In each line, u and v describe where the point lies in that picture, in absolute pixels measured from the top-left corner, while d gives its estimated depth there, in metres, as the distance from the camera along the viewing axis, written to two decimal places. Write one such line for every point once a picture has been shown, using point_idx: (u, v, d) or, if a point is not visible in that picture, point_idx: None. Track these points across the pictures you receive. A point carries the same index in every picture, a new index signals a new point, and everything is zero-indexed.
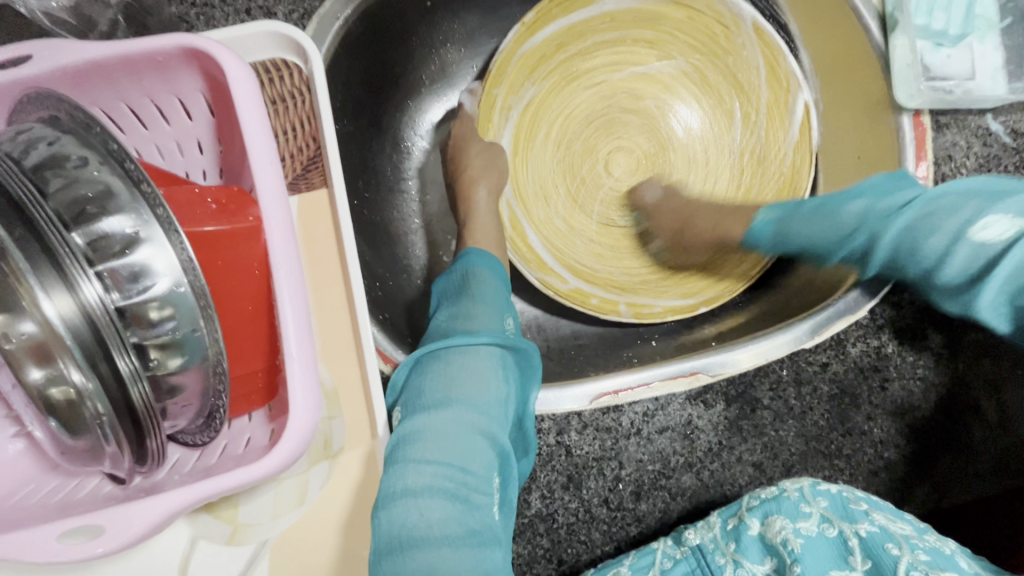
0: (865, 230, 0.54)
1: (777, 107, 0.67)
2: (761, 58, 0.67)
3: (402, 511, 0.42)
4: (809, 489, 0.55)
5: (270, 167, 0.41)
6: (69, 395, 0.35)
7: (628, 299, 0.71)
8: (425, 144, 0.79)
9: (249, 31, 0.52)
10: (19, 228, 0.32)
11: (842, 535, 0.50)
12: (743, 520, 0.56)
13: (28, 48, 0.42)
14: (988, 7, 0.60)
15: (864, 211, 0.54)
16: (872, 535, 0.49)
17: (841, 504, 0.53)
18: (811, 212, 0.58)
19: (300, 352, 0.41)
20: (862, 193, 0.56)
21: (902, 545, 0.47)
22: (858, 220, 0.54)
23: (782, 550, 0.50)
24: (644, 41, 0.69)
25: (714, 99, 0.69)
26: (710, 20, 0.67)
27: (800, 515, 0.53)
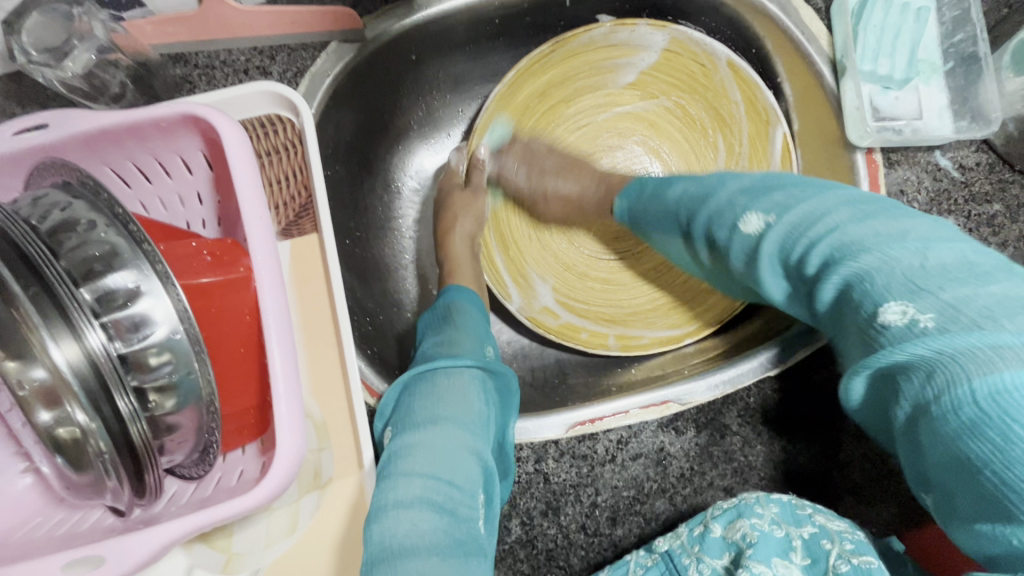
0: (731, 244, 0.50)
1: (759, 136, 0.71)
2: (738, 93, 0.71)
3: (394, 523, 0.45)
4: (764, 495, 0.55)
5: (259, 222, 0.45)
6: (74, 434, 0.39)
7: (618, 330, 0.74)
8: (413, 183, 0.84)
9: (245, 91, 0.57)
10: (34, 285, 0.36)
11: (789, 535, 0.51)
12: (708, 525, 0.56)
13: (45, 118, 0.47)
14: (931, 52, 0.64)
15: (755, 221, 0.48)
16: (813, 535, 0.51)
17: (791, 509, 0.54)
18: (650, 192, 0.61)
19: (287, 390, 0.44)
20: (747, 192, 0.50)
21: (834, 539, 0.49)
22: (725, 232, 0.50)
23: (740, 543, 0.51)
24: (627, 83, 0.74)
25: (698, 132, 0.74)
26: (686, 60, 0.72)
27: (754, 513, 0.53)
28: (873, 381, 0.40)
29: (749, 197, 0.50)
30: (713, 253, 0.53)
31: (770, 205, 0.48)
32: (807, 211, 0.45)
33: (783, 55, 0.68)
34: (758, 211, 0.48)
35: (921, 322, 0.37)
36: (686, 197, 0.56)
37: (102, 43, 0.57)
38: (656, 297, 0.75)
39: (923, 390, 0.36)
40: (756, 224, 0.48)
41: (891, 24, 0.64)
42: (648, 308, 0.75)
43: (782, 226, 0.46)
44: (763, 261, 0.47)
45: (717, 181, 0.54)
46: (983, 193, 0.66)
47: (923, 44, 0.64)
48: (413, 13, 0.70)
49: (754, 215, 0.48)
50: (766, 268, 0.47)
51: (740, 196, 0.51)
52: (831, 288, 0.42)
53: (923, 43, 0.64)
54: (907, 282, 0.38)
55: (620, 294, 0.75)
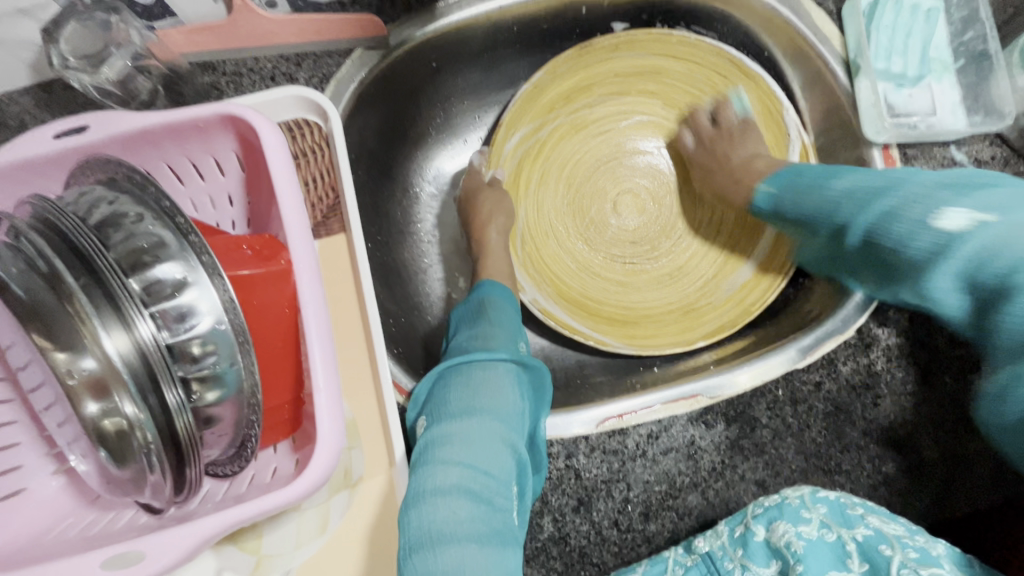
0: (915, 237, 0.51)
1: (778, 145, 0.73)
2: (756, 103, 0.74)
3: (432, 509, 0.45)
4: (809, 496, 0.57)
5: (298, 216, 0.46)
6: (119, 426, 0.39)
7: (631, 330, 0.75)
8: (432, 189, 0.85)
9: (274, 96, 0.58)
10: (85, 276, 0.37)
11: (841, 539, 0.55)
12: (749, 526, 0.57)
13: (85, 120, 0.48)
14: (942, 51, 0.66)
15: (960, 217, 0.49)
16: (869, 538, 0.54)
17: (840, 509, 0.56)
18: (808, 183, 0.62)
19: (327, 382, 0.44)
20: (948, 188, 0.52)
21: (894, 544, 0.53)
22: (906, 227, 0.52)
23: (788, 554, 0.54)
24: (649, 91, 0.76)
25: (715, 143, 0.76)
26: (709, 70, 0.74)
27: (802, 520, 0.55)
28: None
29: (954, 191, 0.51)
30: (870, 257, 0.56)
31: (979, 201, 0.49)
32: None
33: (798, 64, 0.71)
34: (964, 206, 0.49)
35: None
36: (854, 192, 0.57)
37: (137, 51, 0.58)
38: (668, 301, 0.76)
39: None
40: (958, 221, 0.49)
41: (902, 24, 0.66)
42: (663, 311, 0.76)
43: (983, 233, 0.48)
44: (947, 266, 0.49)
45: (896, 179, 0.55)
46: None
47: (934, 43, 0.66)
48: (435, 20, 0.71)
49: (957, 211, 0.49)
50: (945, 275, 0.49)
51: (941, 189, 0.52)
52: None
53: (934, 43, 0.66)
54: None
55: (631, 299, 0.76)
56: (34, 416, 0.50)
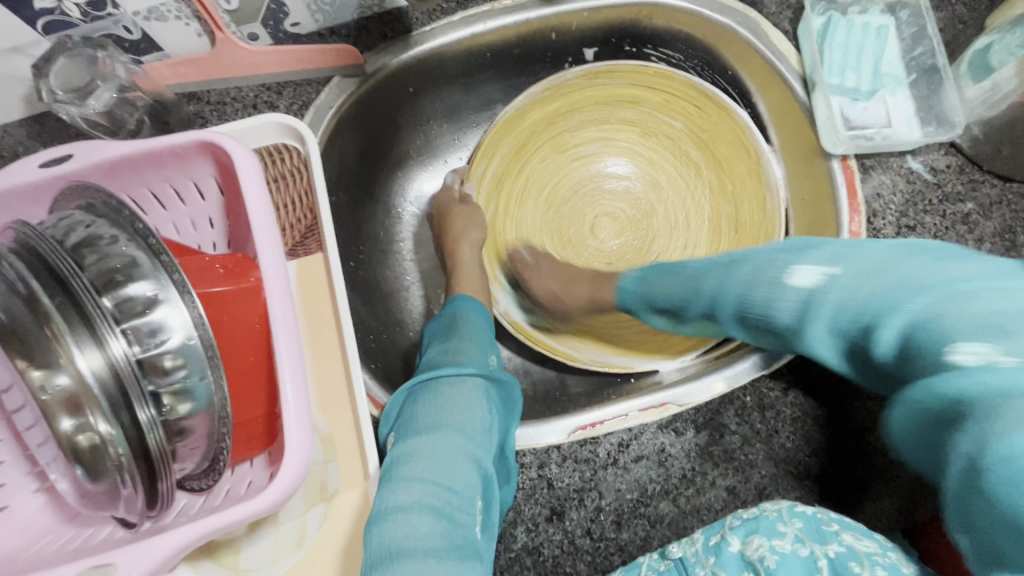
0: (779, 301, 0.50)
1: (751, 175, 0.76)
2: (730, 134, 0.76)
3: (393, 525, 0.46)
4: (788, 509, 0.56)
5: (269, 235, 0.48)
6: (93, 440, 0.40)
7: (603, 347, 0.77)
8: (414, 209, 0.87)
9: (254, 123, 0.61)
10: (61, 296, 0.39)
11: (814, 554, 0.51)
12: (724, 536, 0.56)
13: (70, 149, 0.51)
14: (894, 66, 0.69)
15: (810, 275, 0.48)
16: (840, 554, 0.50)
17: (815, 524, 0.54)
18: (669, 266, 0.64)
19: (296, 396, 0.46)
20: (787, 251, 0.52)
21: (863, 562, 0.49)
22: (765, 293, 0.51)
23: (758, 566, 0.51)
24: (628, 120, 0.80)
25: (691, 169, 0.79)
26: (686, 103, 0.78)
27: (776, 533, 0.53)
28: (926, 425, 0.40)
29: (790, 256, 0.51)
30: (752, 325, 0.54)
31: (824, 258, 0.49)
32: (865, 263, 0.46)
33: (763, 84, 0.74)
34: (814, 265, 0.49)
35: (1000, 363, 0.37)
36: (710, 267, 0.58)
37: (122, 83, 0.62)
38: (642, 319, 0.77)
39: (985, 441, 0.35)
40: (809, 278, 0.48)
41: (854, 42, 0.69)
42: (635, 328, 0.77)
43: (840, 283, 0.47)
44: (818, 320, 0.48)
45: (744, 252, 0.56)
46: (957, 192, 0.67)
47: (886, 59, 0.69)
48: (411, 48, 0.74)
49: (809, 269, 0.49)
50: (819, 328, 0.48)
51: (778, 254, 0.52)
52: (893, 332, 0.43)
53: (886, 58, 0.69)
54: (978, 328, 0.39)
55: (598, 312, 0.78)
56: (16, 435, 0.51)
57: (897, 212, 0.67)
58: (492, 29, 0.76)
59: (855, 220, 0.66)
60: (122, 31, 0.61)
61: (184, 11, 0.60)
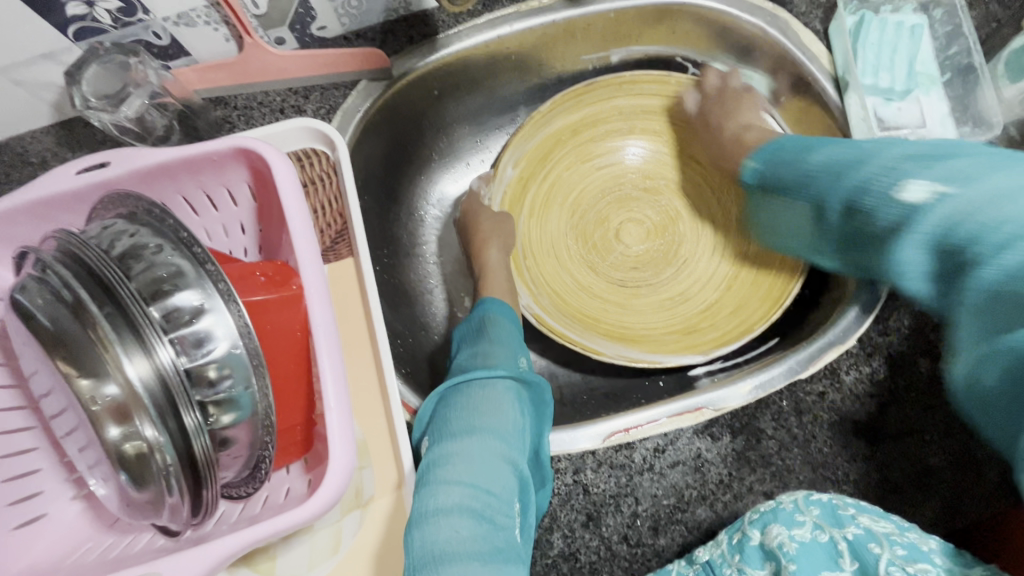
0: (881, 215, 0.46)
1: None
2: None
3: (434, 529, 0.46)
4: (802, 498, 0.55)
5: (308, 242, 0.48)
6: (140, 449, 0.40)
7: (633, 349, 0.75)
8: (437, 212, 0.87)
9: (285, 128, 0.61)
10: (108, 306, 0.38)
11: (833, 539, 0.52)
12: (744, 531, 0.55)
13: (107, 157, 0.51)
14: (928, 66, 0.68)
15: (922, 190, 0.43)
16: (859, 537, 0.51)
17: (831, 510, 0.54)
18: (791, 155, 0.59)
19: (338, 403, 0.46)
20: (913, 160, 0.46)
21: (883, 543, 0.50)
22: (872, 202, 0.47)
23: (779, 555, 0.51)
24: (651, 130, 0.80)
25: (716, 176, 0.79)
26: (711, 112, 0.77)
27: (795, 522, 0.53)
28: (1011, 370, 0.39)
29: (917, 162, 0.45)
30: (852, 227, 0.50)
31: (949, 171, 0.43)
32: (994, 186, 0.40)
33: (790, 90, 0.74)
34: (927, 179, 0.44)
35: None
36: (833, 164, 0.53)
37: (153, 90, 0.61)
38: (668, 324, 0.77)
39: None
40: (920, 194, 0.44)
41: (888, 41, 0.68)
42: (662, 333, 0.77)
43: (946, 206, 0.42)
44: (914, 237, 0.43)
45: (868, 150, 0.50)
46: None
47: (920, 58, 0.68)
48: (436, 51, 0.74)
49: (919, 184, 0.44)
50: (911, 252, 0.44)
51: (903, 162, 0.47)
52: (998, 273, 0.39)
53: (920, 57, 0.68)
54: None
55: (623, 314, 0.78)
56: (54, 443, 0.52)
57: None
58: (519, 31, 0.75)
59: None
60: (151, 37, 0.61)
61: (213, 16, 0.60)
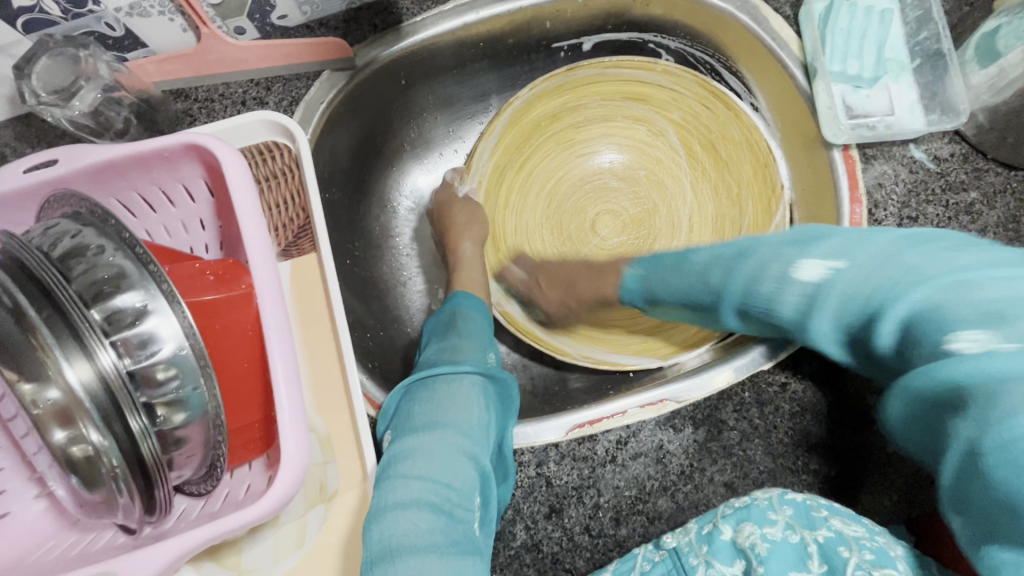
0: (783, 295, 0.49)
1: (757, 179, 0.75)
2: (738, 134, 0.75)
3: (392, 522, 0.46)
4: (777, 497, 0.56)
5: (259, 241, 0.48)
6: (87, 451, 0.40)
7: (598, 348, 0.76)
8: (409, 205, 0.86)
9: (244, 121, 0.59)
10: (48, 309, 0.38)
11: (804, 540, 0.51)
12: (716, 525, 0.56)
13: (54, 153, 0.50)
14: (897, 52, 0.67)
15: (815, 268, 0.47)
16: (829, 539, 0.50)
17: (805, 511, 0.54)
18: (670, 261, 0.61)
19: (291, 402, 0.46)
20: (790, 245, 0.51)
21: (851, 546, 0.49)
22: (771, 287, 0.50)
23: (750, 555, 0.51)
24: (635, 116, 0.79)
25: (698, 170, 0.78)
26: (695, 102, 0.76)
27: (767, 522, 0.53)
28: (915, 409, 0.41)
29: (796, 249, 0.50)
30: (756, 320, 0.53)
31: (831, 251, 0.48)
32: (876, 254, 0.46)
33: (766, 76, 0.72)
34: (816, 259, 0.48)
35: (997, 349, 0.37)
36: (717, 261, 0.56)
37: (106, 83, 0.59)
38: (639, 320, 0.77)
39: (982, 430, 0.36)
40: (815, 271, 0.48)
41: (857, 27, 0.67)
42: (630, 329, 0.76)
43: (841, 279, 0.46)
44: (822, 311, 0.47)
45: (749, 243, 0.54)
46: (960, 182, 0.66)
47: (889, 44, 0.67)
48: (402, 39, 0.72)
49: (811, 262, 0.48)
50: (823, 323, 0.47)
51: (783, 248, 0.51)
52: (892, 325, 0.43)
53: (889, 43, 0.67)
54: (978, 316, 0.39)
55: (592, 310, 0.78)
56: (15, 442, 0.52)
57: (898, 203, 0.66)
58: (485, 18, 0.74)
59: (857, 210, 0.64)
60: (104, 29, 0.59)
61: (167, 6, 0.58)
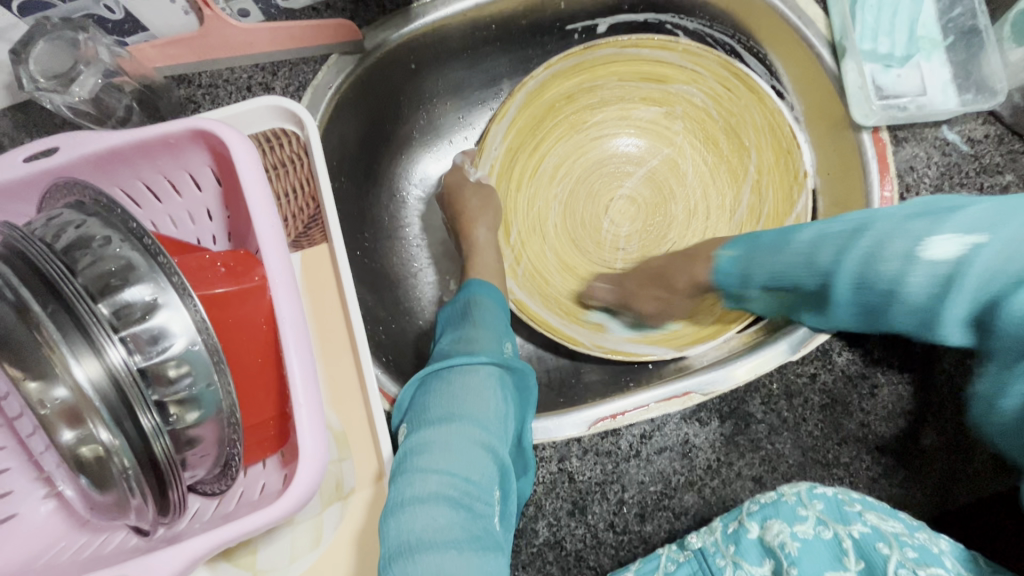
0: (908, 276, 0.46)
1: (779, 167, 0.72)
2: (760, 118, 0.73)
3: (410, 518, 0.45)
4: (805, 492, 0.54)
5: (272, 231, 0.46)
6: (97, 452, 0.39)
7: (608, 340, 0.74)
8: (420, 193, 0.84)
9: (251, 107, 0.57)
10: (53, 303, 0.36)
11: (838, 536, 0.49)
12: (742, 523, 0.54)
13: (55, 141, 0.48)
14: (931, 29, 0.64)
15: (949, 244, 0.45)
16: (865, 535, 0.48)
17: (836, 506, 0.52)
18: (769, 242, 0.58)
19: (307, 398, 0.44)
20: (836, 237, 0.52)
21: (892, 543, 0.47)
22: (894, 266, 0.47)
23: (780, 554, 0.49)
24: (652, 99, 0.76)
25: (716, 156, 0.76)
26: (716, 84, 0.74)
27: (797, 518, 0.51)
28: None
29: (927, 221, 0.46)
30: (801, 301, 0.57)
31: (969, 223, 0.45)
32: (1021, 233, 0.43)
33: (791, 55, 0.69)
34: (932, 236, 0.46)
35: None
36: (753, 259, 0.59)
37: (107, 68, 0.57)
38: None
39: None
40: (949, 249, 0.45)
41: (888, 3, 0.64)
42: (643, 318, 0.75)
43: (974, 258, 0.44)
44: (957, 301, 0.45)
45: (785, 234, 0.57)
46: (994, 164, 0.64)
47: (921, 21, 0.64)
48: (411, 21, 0.70)
49: (942, 238, 0.45)
50: (957, 306, 0.45)
51: (823, 242, 0.53)
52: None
53: (921, 20, 0.64)
54: None
55: (606, 299, 0.76)
56: (21, 442, 0.50)
57: (931, 186, 0.64)
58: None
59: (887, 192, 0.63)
60: (103, 12, 0.56)
61: None
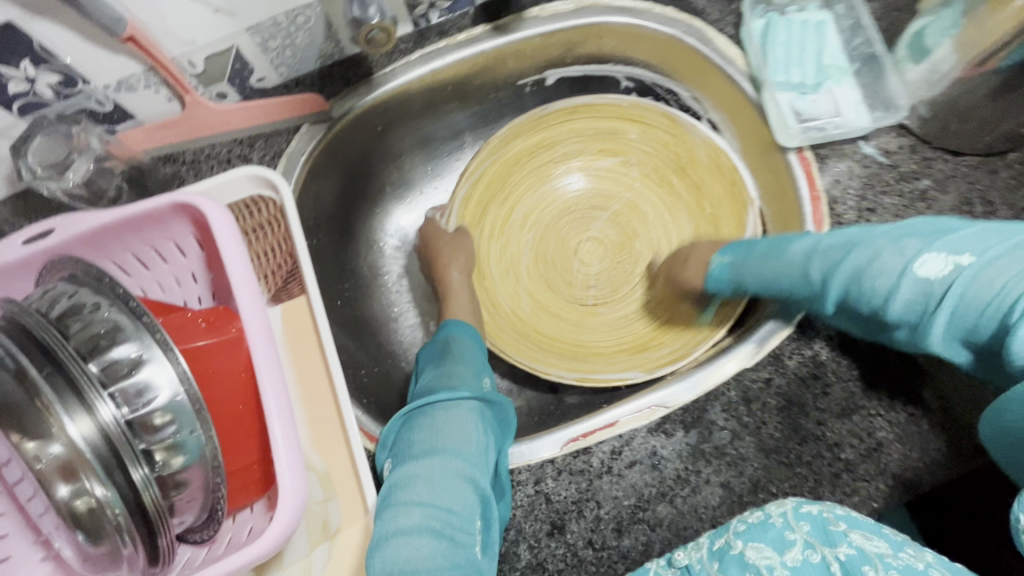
0: (897, 292, 0.51)
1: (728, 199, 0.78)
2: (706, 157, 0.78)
3: (394, 551, 0.47)
4: (792, 513, 0.53)
5: (246, 285, 0.50)
6: (90, 503, 0.42)
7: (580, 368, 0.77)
8: (395, 243, 0.89)
9: (228, 177, 0.63)
10: (48, 366, 0.40)
11: (826, 560, 0.49)
12: (728, 542, 0.53)
13: (52, 224, 0.53)
14: (836, 59, 0.73)
15: (938, 263, 0.50)
16: (852, 557, 0.48)
17: (823, 525, 0.51)
18: (764, 253, 0.64)
19: (285, 439, 0.47)
20: (909, 239, 0.53)
21: (878, 565, 0.47)
22: (882, 281, 0.52)
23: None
24: (608, 151, 0.83)
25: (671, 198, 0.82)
26: (664, 134, 0.81)
27: (787, 543, 0.51)
28: None
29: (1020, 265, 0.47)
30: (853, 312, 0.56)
31: (949, 246, 0.50)
32: (1006, 264, 0.48)
33: (724, 96, 0.77)
34: (939, 254, 0.50)
35: None
36: (817, 252, 0.58)
37: (97, 153, 0.64)
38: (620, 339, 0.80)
39: None
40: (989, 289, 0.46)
41: (796, 39, 0.73)
42: (615, 347, 0.79)
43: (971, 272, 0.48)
44: (939, 314, 0.49)
45: (856, 236, 0.57)
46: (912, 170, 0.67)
47: (828, 53, 0.73)
48: (374, 89, 0.77)
49: (935, 257, 0.50)
50: (938, 324, 0.49)
51: (898, 243, 0.53)
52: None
53: (828, 52, 0.73)
54: None
55: (575, 330, 0.81)
56: (19, 507, 0.52)
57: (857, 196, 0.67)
58: (451, 64, 0.78)
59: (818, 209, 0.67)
60: (94, 105, 0.63)
61: (151, 80, 0.63)
